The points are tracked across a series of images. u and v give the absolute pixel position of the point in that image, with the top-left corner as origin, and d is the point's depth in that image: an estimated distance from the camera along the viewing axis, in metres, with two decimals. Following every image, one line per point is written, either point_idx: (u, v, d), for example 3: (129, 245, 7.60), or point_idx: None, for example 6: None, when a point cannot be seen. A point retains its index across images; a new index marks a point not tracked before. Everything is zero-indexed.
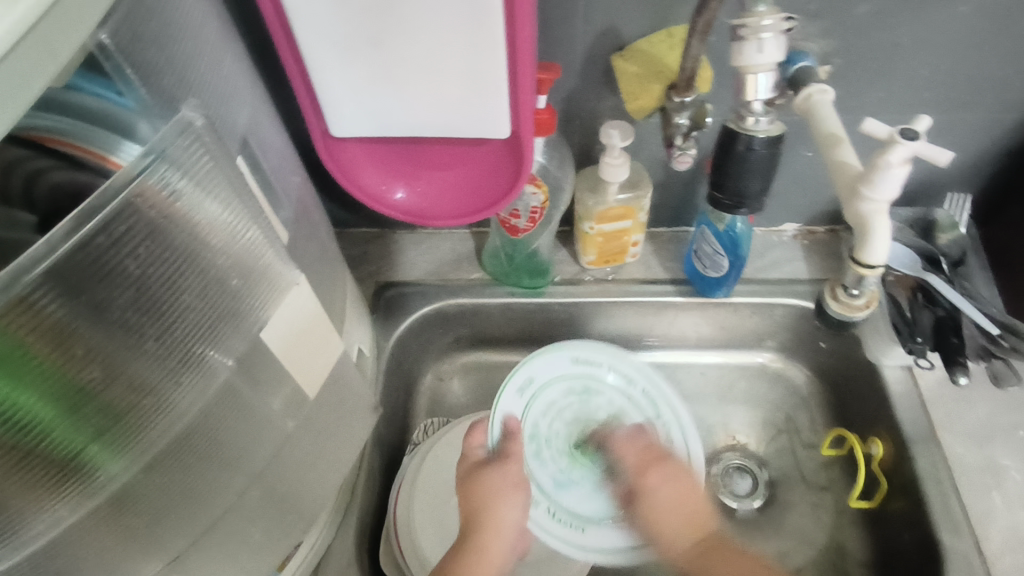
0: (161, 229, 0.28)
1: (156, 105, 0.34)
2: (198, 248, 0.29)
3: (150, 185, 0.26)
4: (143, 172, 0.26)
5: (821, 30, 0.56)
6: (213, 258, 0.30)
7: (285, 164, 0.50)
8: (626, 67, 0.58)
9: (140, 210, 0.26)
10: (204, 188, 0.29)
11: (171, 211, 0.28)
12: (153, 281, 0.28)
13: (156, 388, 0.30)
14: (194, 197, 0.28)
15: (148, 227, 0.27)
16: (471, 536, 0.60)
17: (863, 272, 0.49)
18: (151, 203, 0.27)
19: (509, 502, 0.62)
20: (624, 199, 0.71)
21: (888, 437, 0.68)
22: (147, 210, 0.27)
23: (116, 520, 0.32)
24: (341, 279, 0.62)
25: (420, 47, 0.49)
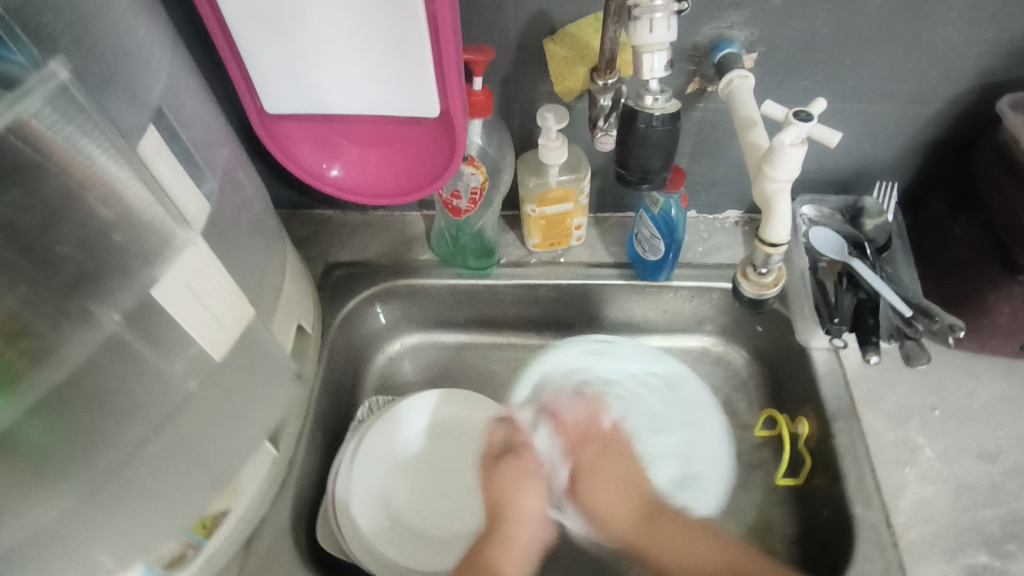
0: (34, 175, 0.30)
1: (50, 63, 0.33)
2: (75, 197, 0.31)
3: (28, 126, 0.28)
4: (22, 112, 0.28)
5: (744, 19, 0.59)
6: (92, 211, 0.32)
7: (211, 136, 0.51)
8: (556, 50, 0.60)
9: (9, 149, 0.28)
10: (89, 140, 0.31)
11: (48, 157, 0.30)
12: (26, 225, 0.30)
13: (30, 328, 0.32)
14: (71, 147, 0.30)
15: (19, 171, 0.29)
16: (498, 527, 0.68)
17: (767, 250, 0.51)
18: (27, 144, 0.29)
19: (498, 493, 0.69)
20: (564, 180, 0.72)
21: (813, 416, 0.70)
22: (16, 153, 0.29)
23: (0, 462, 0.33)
24: (277, 254, 0.63)
25: (344, 23, 0.50)
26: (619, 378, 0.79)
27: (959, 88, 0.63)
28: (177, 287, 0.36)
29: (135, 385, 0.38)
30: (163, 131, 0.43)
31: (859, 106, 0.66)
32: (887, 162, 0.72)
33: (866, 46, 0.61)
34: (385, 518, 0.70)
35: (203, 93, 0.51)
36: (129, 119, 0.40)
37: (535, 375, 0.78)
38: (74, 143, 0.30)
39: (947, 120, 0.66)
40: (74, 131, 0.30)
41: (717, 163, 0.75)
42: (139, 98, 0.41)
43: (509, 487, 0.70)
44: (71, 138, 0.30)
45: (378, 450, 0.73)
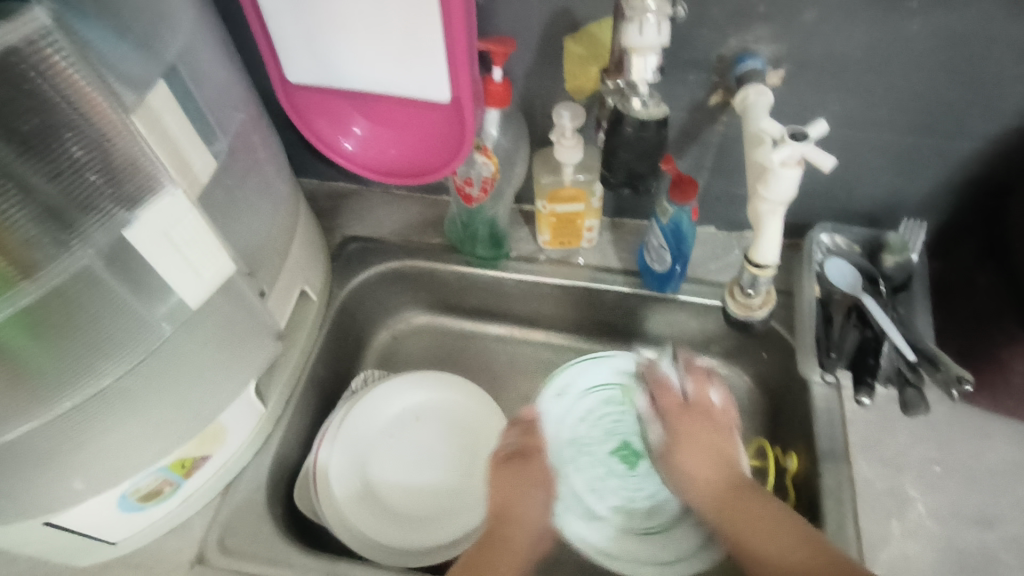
0: (34, 97, 0.31)
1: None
2: (62, 130, 0.32)
3: (34, 46, 0.30)
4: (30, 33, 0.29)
5: (771, 33, 0.57)
6: (76, 146, 0.33)
7: (228, 99, 0.54)
8: (574, 48, 0.61)
9: (5, 71, 0.29)
10: (88, 71, 0.32)
11: (49, 81, 0.31)
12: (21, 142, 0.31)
13: (17, 246, 0.33)
14: (64, 82, 0.31)
15: (19, 89, 0.30)
16: (500, 530, 0.59)
17: (754, 271, 0.49)
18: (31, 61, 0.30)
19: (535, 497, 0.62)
20: (580, 180, 0.72)
21: (804, 451, 0.68)
22: (10, 79, 0.29)
23: None
24: (286, 219, 0.65)
25: (363, 1, 0.52)
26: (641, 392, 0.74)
27: (1003, 129, 0.60)
28: (154, 236, 0.38)
29: (113, 323, 0.40)
30: (174, 87, 0.46)
31: (892, 136, 0.63)
32: (917, 199, 0.68)
33: (904, 73, 0.57)
34: (360, 488, 0.72)
35: (226, 57, 0.54)
36: (139, 71, 0.42)
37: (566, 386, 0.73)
38: (71, 79, 0.32)
39: (984, 161, 0.63)
40: (74, 67, 0.31)
41: (738, 181, 0.73)
42: (152, 53, 0.43)
43: (515, 488, 0.61)
44: (68, 74, 0.31)
45: (363, 422, 0.76)
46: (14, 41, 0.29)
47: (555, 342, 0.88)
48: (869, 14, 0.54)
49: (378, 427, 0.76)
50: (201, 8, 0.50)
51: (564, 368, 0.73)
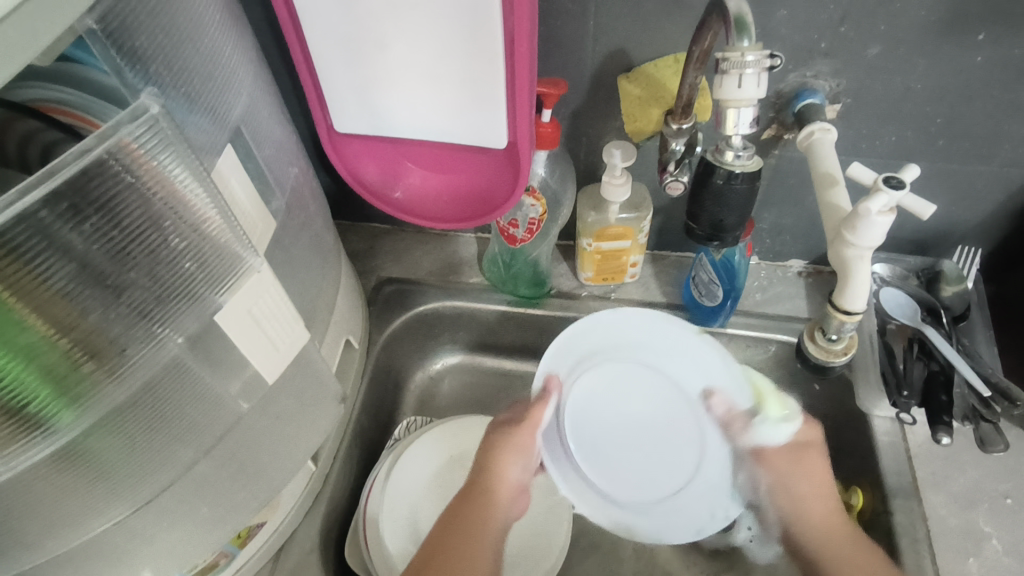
0: (123, 200, 0.29)
1: (131, 73, 0.36)
2: (161, 223, 0.31)
3: (126, 146, 0.28)
4: (119, 133, 0.28)
5: (832, 69, 0.56)
6: (172, 238, 0.32)
7: (283, 155, 0.52)
8: (630, 89, 0.59)
9: (112, 170, 0.28)
10: (175, 158, 0.31)
11: (140, 177, 0.30)
12: (110, 248, 0.30)
13: (108, 350, 0.32)
14: (163, 175, 0.30)
15: (111, 194, 0.29)
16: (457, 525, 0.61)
17: (841, 317, 0.48)
18: (123, 163, 0.28)
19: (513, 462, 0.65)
20: (625, 218, 0.71)
21: (870, 487, 0.67)
22: (115, 177, 0.28)
23: (69, 472, 0.34)
24: (333, 270, 0.63)
25: (421, 54, 0.51)
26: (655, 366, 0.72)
27: None
28: (239, 314, 0.37)
29: (194, 414, 0.38)
30: (239, 150, 0.44)
31: (947, 165, 0.63)
32: (971, 226, 0.68)
33: (962, 103, 0.57)
34: (412, 544, 0.68)
35: (281, 112, 0.52)
36: (209, 137, 0.41)
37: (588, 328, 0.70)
38: (167, 168, 0.31)
39: None
40: (163, 158, 0.30)
41: (786, 212, 0.72)
42: (220, 117, 0.42)
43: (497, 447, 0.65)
44: (168, 163, 0.30)
45: (411, 473, 0.72)
46: (121, 137, 0.28)
47: None
48: (934, 47, 0.54)
49: (424, 478, 0.72)
50: (257, 65, 0.49)
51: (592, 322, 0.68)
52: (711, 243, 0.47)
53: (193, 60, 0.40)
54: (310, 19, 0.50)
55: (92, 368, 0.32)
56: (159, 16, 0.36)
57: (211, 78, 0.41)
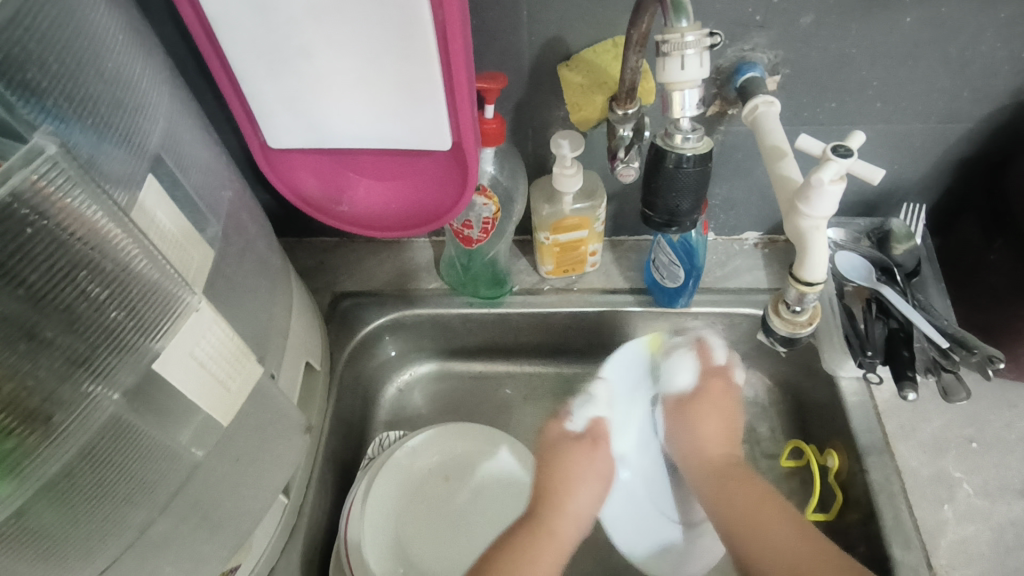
0: (33, 247, 0.27)
1: (26, 108, 0.32)
2: (78, 274, 0.29)
3: (32, 185, 0.26)
4: (25, 171, 0.26)
5: (769, 40, 0.57)
6: (94, 289, 0.30)
7: (213, 178, 0.49)
8: (571, 77, 0.57)
9: (9, 224, 0.26)
10: (91, 197, 0.28)
11: (50, 221, 0.27)
12: (23, 303, 0.27)
13: (36, 417, 0.29)
14: (73, 222, 0.28)
15: (18, 241, 0.26)
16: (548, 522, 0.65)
17: (802, 289, 0.48)
18: (29, 204, 0.26)
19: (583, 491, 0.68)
20: (579, 208, 0.69)
21: (844, 447, 0.68)
22: (16, 229, 0.26)
23: (11, 558, 0.30)
24: (284, 293, 0.60)
25: (349, 59, 0.48)
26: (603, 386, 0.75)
27: (992, 107, 0.61)
28: (180, 358, 0.34)
29: (145, 469, 0.35)
30: (162, 178, 0.41)
31: (887, 126, 0.64)
32: (913, 183, 0.70)
33: (894, 65, 0.58)
34: (398, 564, 0.66)
35: (206, 134, 0.49)
36: (125, 168, 0.38)
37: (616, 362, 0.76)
38: (76, 210, 0.28)
39: (975, 139, 0.64)
40: (75, 197, 0.28)
41: (738, 186, 0.72)
42: (136, 146, 0.39)
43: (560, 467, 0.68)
44: (73, 207, 0.28)
45: (387, 489, 0.70)
46: (15, 186, 0.25)
47: (568, 371, 0.85)
48: (863, 12, 0.55)
49: (400, 494, 0.71)
50: (174, 86, 0.46)
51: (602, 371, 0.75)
52: (667, 228, 0.46)
53: (94, 86, 0.36)
54: (224, 31, 0.47)
55: (24, 437, 0.29)
56: (42, 44, 0.33)
57: (117, 104, 0.38)
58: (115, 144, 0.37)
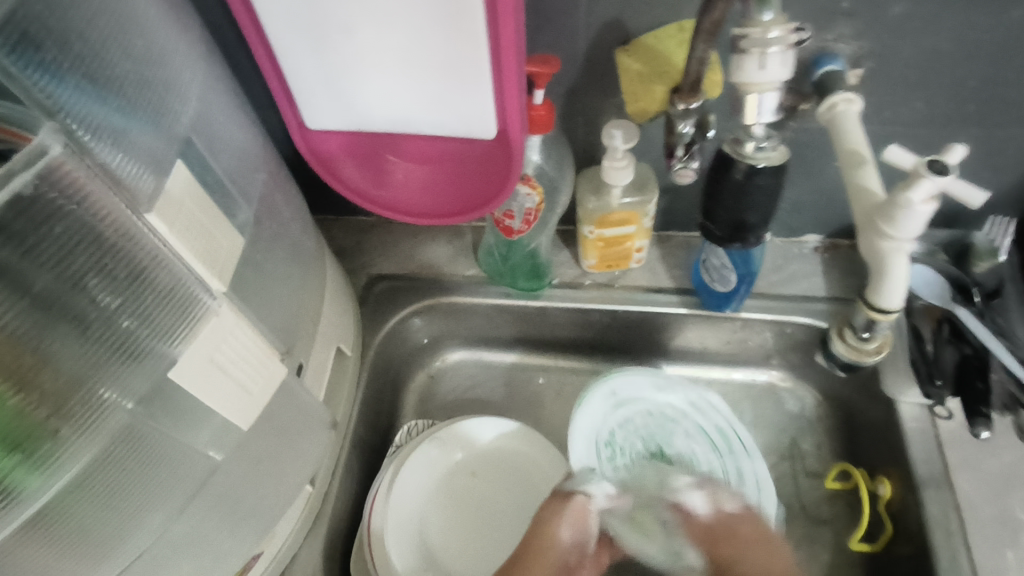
0: (50, 243, 0.26)
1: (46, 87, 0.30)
2: (87, 280, 0.28)
3: (55, 169, 0.25)
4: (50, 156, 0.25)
5: (854, 31, 0.51)
6: (103, 295, 0.28)
7: (247, 160, 0.47)
8: (629, 63, 0.52)
9: (30, 216, 0.25)
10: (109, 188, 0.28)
11: (66, 214, 0.26)
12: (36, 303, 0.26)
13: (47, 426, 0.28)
14: (81, 222, 0.27)
15: (35, 236, 0.25)
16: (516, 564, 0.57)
17: (874, 316, 0.43)
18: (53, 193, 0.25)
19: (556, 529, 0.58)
20: (629, 203, 0.65)
21: (898, 474, 0.63)
22: (34, 223, 0.25)
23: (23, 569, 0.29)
24: (318, 279, 0.59)
25: (393, 39, 0.45)
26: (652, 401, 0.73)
27: None
28: (199, 364, 0.32)
29: (162, 475, 0.34)
30: (193, 162, 0.39)
31: (980, 130, 0.57)
32: (1003, 194, 0.63)
33: (999, 62, 0.52)
34: (420, 558, 0.66)
35: (243, 114, 0.47)
36: (154, 149, 0.36)
37: (624, 402, 0.72)
38: (96, 201, 0.27)
39: None
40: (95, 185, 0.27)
41: (802, 187, 0.67)
42: (165, 127, 0.37)
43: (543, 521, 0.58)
44: (94, 198, 0.27)
45: (416, 480, 0.69)
46: (39, 172, 0.24)
47: (603, 368, 0.82)
48: (966, 3, 0.48)
49: (430, 486, 0.70)
50: (210, 63, 0.44)
51: (623, 389, 0.73)
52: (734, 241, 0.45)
53: (121, 67, 0.34)
54: (263, 4, 0.44)
55: (42, 441, 0.28)
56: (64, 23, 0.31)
57: (147, 86, 0.36)
58: (145, 129, 0.35)
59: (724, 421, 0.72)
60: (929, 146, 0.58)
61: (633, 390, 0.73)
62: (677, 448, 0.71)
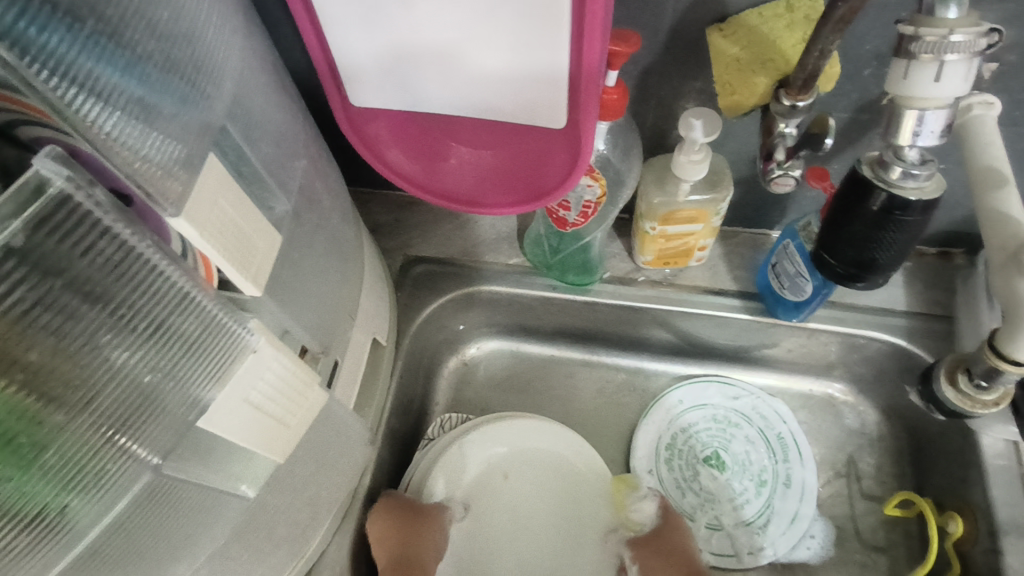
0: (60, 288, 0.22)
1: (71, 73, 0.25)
2: (101, 337, 0.23)
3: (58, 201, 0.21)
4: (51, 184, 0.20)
5: (1000, 18, 0.43)
6: (120, 351, 0.24)
7: (285, 146, 0.41)
8: (725, 47, 0.46)
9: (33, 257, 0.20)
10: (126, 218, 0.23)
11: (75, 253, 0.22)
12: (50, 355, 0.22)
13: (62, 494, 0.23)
14: (88, 269, 0.22)
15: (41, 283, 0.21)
16: None
17: (1001, 367, 0.37)
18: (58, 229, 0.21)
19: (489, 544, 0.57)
20: (698, 200, 0.59)
21: (972, 512, 0.58)
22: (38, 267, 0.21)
23: None
24: (357, 269, 0.54)
25: (459, 14, 0.39)
26: (718, 409, 0.73)
27: None
28: (234, 405, 0.29)
29: (190, 523, 0.30)
30: (227, 154, 0.34)
31: None
32: None
33: None
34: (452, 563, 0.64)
35: (282, 91, 0.42)
36: (187, 139, 0.31)
37: (693, 408, 0.73)
38: (111, 233, 0.23)
39: None
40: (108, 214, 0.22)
41: None
42: (199, 112, 0.32)
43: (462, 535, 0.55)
44: (109, 231, 0.23)
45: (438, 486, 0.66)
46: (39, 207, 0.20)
47: (648, 367, 0.77)
48: None
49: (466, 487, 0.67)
50: (248, 34, 0.38)
51: (683, 395, 0.74)
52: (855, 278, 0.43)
53: (147, 46, 0.29)
54: None
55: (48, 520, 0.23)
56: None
57: (175, 68, 0.31)
58: (174, 122, 0.30)
59: (787, 432, 0.72)
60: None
61: (697, 396, 0.74)
62: (734, 453, 0.71)
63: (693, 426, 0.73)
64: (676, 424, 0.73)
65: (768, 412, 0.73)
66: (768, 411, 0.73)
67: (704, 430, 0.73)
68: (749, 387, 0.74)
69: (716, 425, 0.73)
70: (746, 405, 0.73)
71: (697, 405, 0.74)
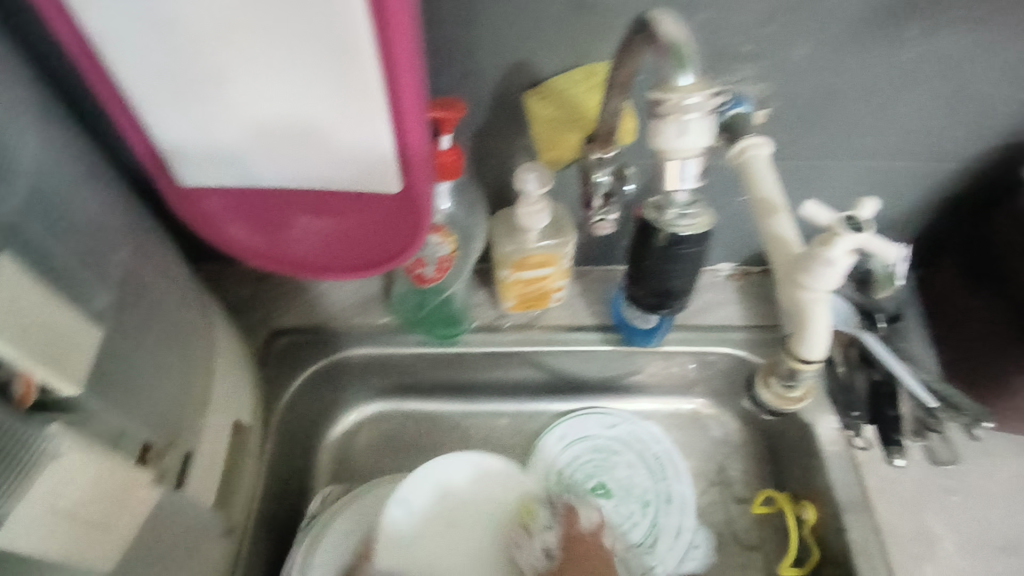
0: None
1: None
2: None
3: None
4: None
5: (758, 72, 0.51)
6: None
7: (103, 234, 0.40)
8: (542, 107, 0.51)
9: None
10: None
11: None
12: None
13: None
14: None
15: None
16: None
17: (798, 365, 0.42)
18: None
19: None
20: (545, 245, 0.63)
21: (820, 499, 0.65)
22: None
23: None
24: (206, 351, 0.51)
25: (278, 92, 0.40)
26: (597, 438, 0.77)
27: (982, 147, 0.58)
28: None
29: None
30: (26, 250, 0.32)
31: (872, 162, 0.59)
32: (894, 220, 0.66)
33: (886, 99, 0.54)
34: None
35: (96, 177, 0.41)
36: None
37: (574, 440, 0.76)
38: None
39: (966, 178, 0.61)
40: None
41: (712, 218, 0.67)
42: None
43: None
44: None
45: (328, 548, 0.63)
46: None
47: (529, 409, 0.79)
48: (859, 46, 0.50)
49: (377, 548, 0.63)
50: (49, 126, 0.37)
51: (564, 431, 0.76)
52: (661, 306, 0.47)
53: None
54: (115, 51, 0.38)
55: None
56: None
57: None
58: None
59: (663, 451, 0.76)
60: (824, 180, 0.60)
61: (577, 429, 0.77)
62: (617, 479, 0.74)
63: (576, 459, 0.75)
64: (559, 459, 0.75)
65: (641, 434, 0.77)
66: (643, 433, 0.77)
67: (587, 461, 0.75)
68: (622, 413, 0.78)
69: (597, 454, 0.76)
70: (622, 431, 0.77)
71: (578, 438, 0.76)
